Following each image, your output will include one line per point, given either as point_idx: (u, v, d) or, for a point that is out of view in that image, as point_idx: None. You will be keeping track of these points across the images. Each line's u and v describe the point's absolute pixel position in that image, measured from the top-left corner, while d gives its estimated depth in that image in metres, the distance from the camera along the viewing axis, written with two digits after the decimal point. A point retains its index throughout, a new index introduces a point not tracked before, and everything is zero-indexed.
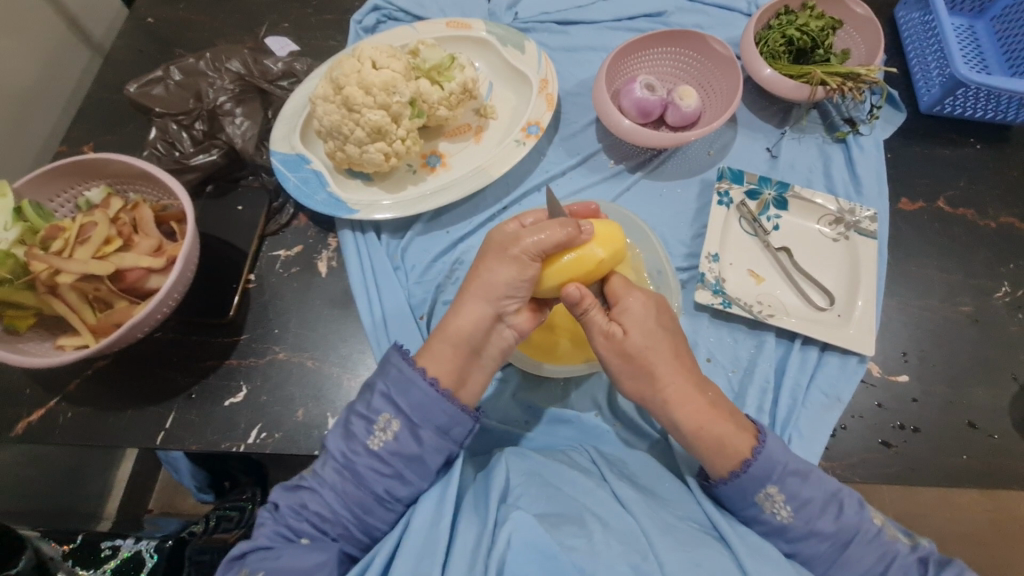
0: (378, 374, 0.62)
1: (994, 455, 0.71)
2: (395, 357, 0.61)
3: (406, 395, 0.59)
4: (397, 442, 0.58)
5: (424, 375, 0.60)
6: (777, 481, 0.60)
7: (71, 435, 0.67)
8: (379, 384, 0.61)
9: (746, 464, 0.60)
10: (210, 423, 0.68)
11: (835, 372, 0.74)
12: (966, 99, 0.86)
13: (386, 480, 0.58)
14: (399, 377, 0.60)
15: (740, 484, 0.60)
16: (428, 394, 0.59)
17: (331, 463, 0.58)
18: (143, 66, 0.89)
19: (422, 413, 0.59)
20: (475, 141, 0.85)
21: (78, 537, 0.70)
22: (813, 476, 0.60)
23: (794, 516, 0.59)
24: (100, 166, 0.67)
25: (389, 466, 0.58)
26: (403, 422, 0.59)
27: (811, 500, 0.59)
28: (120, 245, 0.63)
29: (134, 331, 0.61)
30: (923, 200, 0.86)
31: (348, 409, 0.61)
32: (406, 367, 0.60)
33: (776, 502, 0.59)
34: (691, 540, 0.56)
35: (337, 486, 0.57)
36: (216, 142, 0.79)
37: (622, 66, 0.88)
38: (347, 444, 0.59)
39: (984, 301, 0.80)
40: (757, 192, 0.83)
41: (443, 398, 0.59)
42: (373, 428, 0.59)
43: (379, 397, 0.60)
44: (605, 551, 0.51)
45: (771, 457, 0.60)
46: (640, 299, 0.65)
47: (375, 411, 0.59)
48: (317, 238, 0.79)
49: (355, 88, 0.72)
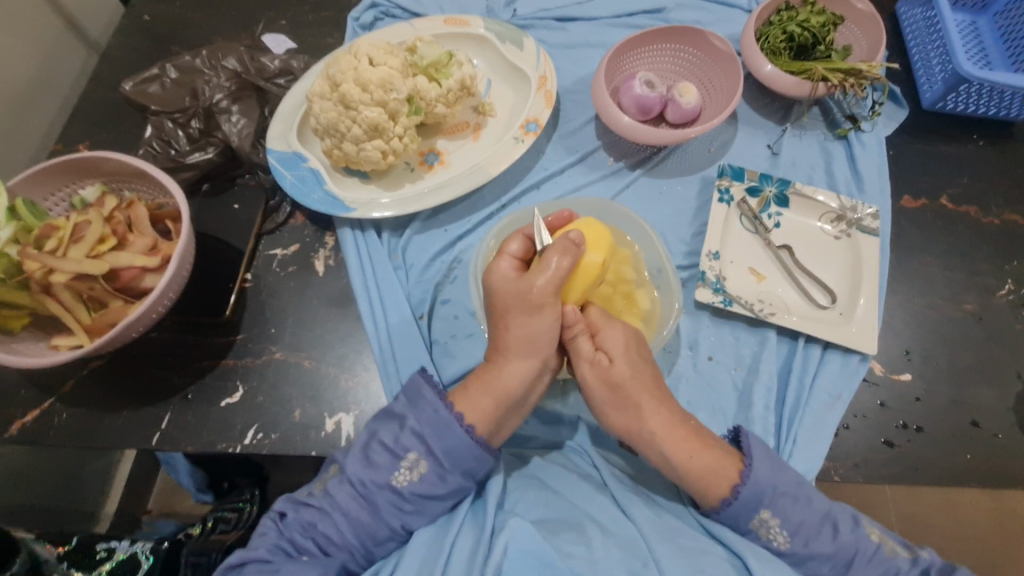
0: (410, 405, 0.59)
1: (998, 455, 0.70)
2: (429, 393, 0.59)
3: (439, 436, 0.58)
4: (422, 483, 0.57)
5: (462, 420, 0.58)
6: (769, 506, 0.59)
7: (67, 436, 0.66)
8: (413, 417, 0.59)
9: (736, 491, 0.59)
10: (207, 423, 0.67)
11: (837, 371, 0.74)
12: (969, 95, 0.85)
13: (404, 516, 0.57)
14: (433, 418, 0.58)
15: (732, 513, 0.59)
16: (463, 440, 0.58)
17: (348, 488, 0.57)
18: (139, 64, 0.88)
19: (453, 459, 0.58)
20: (473, 139, 0.85)
21: (73, 539, 0.68)
22: (804, 498, 0.59)
23: (791, 542, 0.58)
24: (95, 164, 0.67)
25: (409, 503, 0.57)
26: (430, 463, 0.57)
27: (806, 522, 0.59)
28: (114, 244, 0.62)
29: (129, 330, 0.61)
30: (925, 197, 0.85)
31: (373, 435, 0.59)
32: (443, 409, 0.58)
33: (772, 528, 0.59)
34: (692, 546, 0.56)
35: (352, 514, 0.56)
36: (213, 140, 0.78)
37: (622, 62, 0.88)
38: (370, 473, 0.57)
39: (987, 299, 0.79)
40: (758, 189, 0.82)
41: (476, 445, 0.58)
42: (399, 465, 0.57)
43: (409, 433, 0.58)
44: (604, 559, 0.51)
45: (759, 482, 0.59)
46: (620, 329, 0.66)
47: (403, 447, 0.58)
48: (314, 237, 0.79)
49: (352, 85, 0.71)
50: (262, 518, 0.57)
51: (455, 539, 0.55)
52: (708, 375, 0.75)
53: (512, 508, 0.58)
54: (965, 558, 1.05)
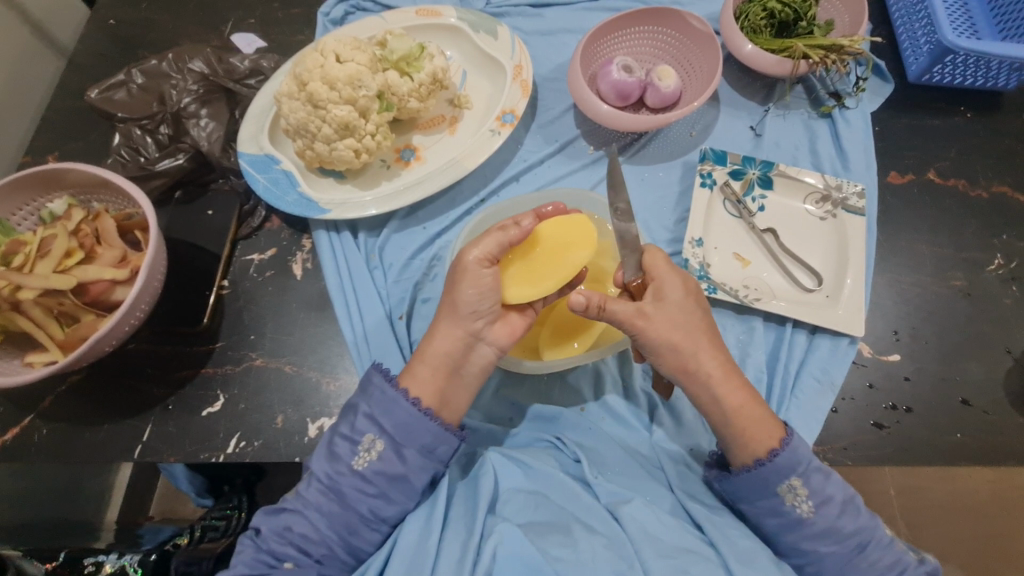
0: (361, 393, 0.60)
1: (990, 433, 0.69)
2: (378, 378, 0.59)
3: (390, 416, 0.58)
4: (381, 462, 0.57)
5: (407, 396, 0.58)
6: (801, 475, 0.58)
7: (48, 453, 0.66)
8: (363, 402, 0.59)
9: (773, 453, 0.58)
10: (188, 433, 0.67)
11: (827, 356, 0.73)
12: (955, 66, 0.83)
13: (369, 500, 0.56)
14: (382, 399, 0.58)
15: (764, 474, 0.58)
16: (412, 414, 0.58)
17: (316, 484, 0.57)
18: (107, 70, 0.87)
19: (408, 434, 0.57)
20: (450, 133, 0.83)
21: (61, 555, 0.65)
22: (834, 475, 0.59)
23: (815, 511, 0.57)
24: (59, 176, 0.65)
25: (372, 485, 0.56)
26: (387, 441, 0.57)
27: (832, 499, 0.58)
28: (82, 258, 0.61)
29: (102, 344, 0.60)
30: (912, 172, 0.84)
31: (333, 429, 0.59)
32: (390, 389, 0.58)
33: (798, 495, 0.58)
34: (677, 546, 0.55)
35: (324, 509, 0.56)
36: (181, 146, 0.76)
37: (599, 48, 0.86)
38: (332, 464, 0.57)
39: (977, 274, 0.78)
40: (741, 172, 0.80)
41: (427, 418, 0.58)
42: (358, 449, 0.57)
43: (361, 417, 0.58)
44: (591, 560, 0.51)
45: (797, 452, 0.58)
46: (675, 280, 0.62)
47: (359, 432, 0.57)
48: (291, 239, 0.78)
49: (319, 84, 0.70)
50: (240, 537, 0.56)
51: (441, 543, 0.54)
52: None
53: (501, 512, 0.57)
54: (961, 531, 1.05)
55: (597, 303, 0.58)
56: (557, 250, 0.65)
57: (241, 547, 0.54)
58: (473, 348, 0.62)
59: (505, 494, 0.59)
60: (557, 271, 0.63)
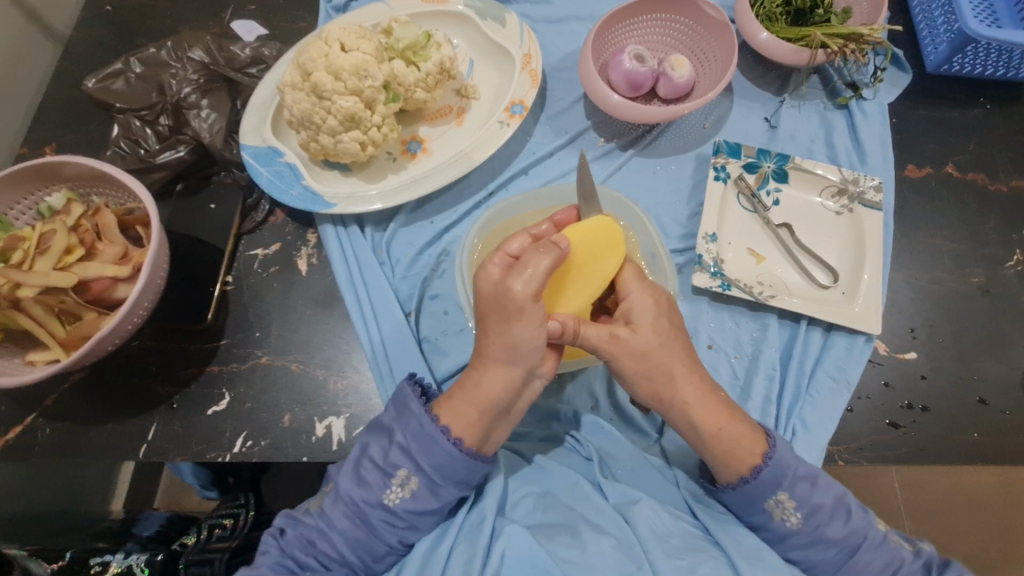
0: (398, 418, 0.57)
1: (1005, 432, 0.68)
2: (416, 406, 0.57)
3: (428, 453, 0.55)
4: (414, 500, 0.55)
5: (447, 434, 0.55)
6: (786, 488, 0.57)
7: (52, 452, 0.65)
8: (400, 430, 0.56)
9: (757, 470, 0.57)
10: (195, 432, 0.66)
11: (842, 354, 0.71)
12: (976, 56, 0.81)
13: (398, 531, 0.55)
14: (420, 434, 0.55)
15: (749, 491, 0.58)
16: (451, 455, 0.55)
17: (342, 505, 0.55)
18: (104, 58, 0.84)
19: (444, 473, 0.55)
20: (457, 124, 0.81)
21: (67, 554, 0.64)
22: (821, 481, 0.58)
23: (803, 523, 0.56)
24: (57, 170, 0.64)
25: (402, 519, 0.55)
26: (421, 479, 0.55)
27: (821, 507, 0.57)
28: (82, 254, 0.60)
29: (104, 343, 0.58)
30: (930, 165, 0.82)
31: (363, 450, 0.58)
32: (429, 424, 0.55)
33: (786, 508, 0.57)
34: (684, 546, 0.54)
35: (348, 534, 0.55)
36: (182, 138, 0.75)
37: (610, 36, 0.83)
38: (361, 490, 0.55)
39: (995, 270, 0.76)
40: (755, 165, 0.78)
41: (467, 458, 0.55)
42: (390, 482, 0.55)
43: (396, 449, 0.56)
44: (598, 562, 0.51)
45: (781, 464, 0.57)
46: (651, 293, 0.62)
47: (393, 465, 0.55)
48: (296, 234, 0.76)
49: (324, 74, 0.68)
50: (262, 535, 0.56)
51: (451, 553, 0.54)
52: (709, 363, 0.73)
53: (510, 514, 0.57)
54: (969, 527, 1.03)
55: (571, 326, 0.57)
56: (586, 261, 0.61)
57: (265, 547, 0.54)
58: (526, 382, 0.58)
59: (514, 496, 0.59)
60: (592, 288, 0.61)
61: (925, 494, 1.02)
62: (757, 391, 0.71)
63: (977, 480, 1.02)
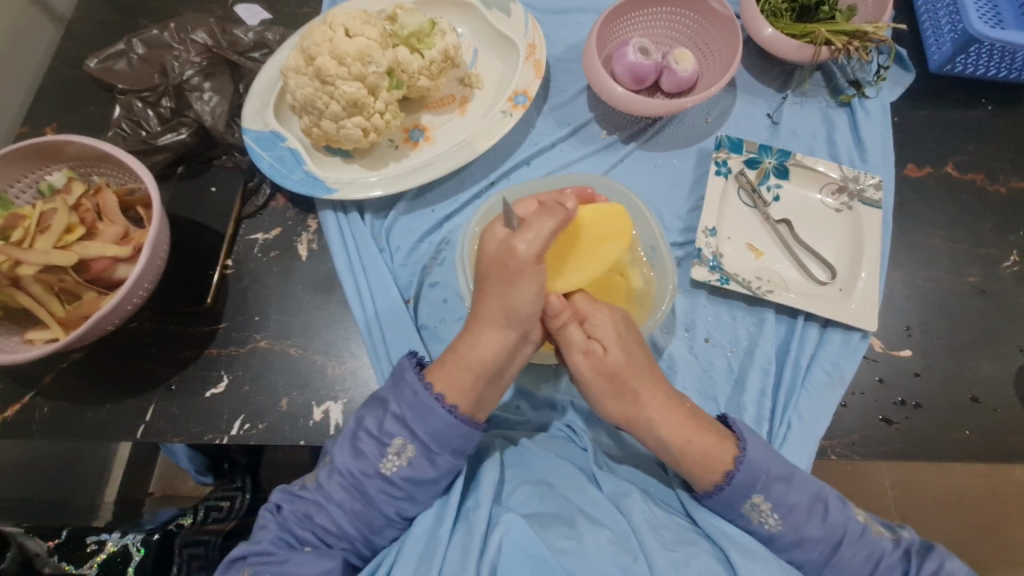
0: (394, 389, 0.57)
1: (997, 430, 0.69)
2: (411, 375, 0.57)
3: (423, 421, 0.56)
4: (411, 467, 0.56)
5: (441, 400, 0.56)
6: (761, 490, 0.57)
7: (51, 430, 0.65)
8: (394, 400, 0.57)
9: (729, 477, 0.58)
10: (192, 415, 0.66)
11: (837, 350, 0.72)
12: (978, 57, 0.81)
13: (396, 502, 0.56)
14: (415, 401, 0.56)
15: (727, 496, 0.58)
16: (446, 422, 0.56)
17: (337, 478, 0.55)
18: (105, 39, 0.84)
19: (440, 440, 0.56)
20: (460, 113, 0.81)
21: (63, 531, 0.65)
22: (796, 479, 0.58)
23: (782, 523, 0.57)
24: (59, 149, 0.63)
25: (400, 489, 0.56)
26: (418, 448, 0.55)
27: (796, 507, 0.57)
28: (83, 233, 0.60)
29: (103, 323, 0.58)
30: (930, 165, 0.82)
31: (359, 422, 0.58)
32: (423, 392, 0.56)
33: (763, 511, 0.58)
34: (677, 538, 0.55)
35: (346, 505, 0.55)
36: (184, 120, 0.74)
37: (615, 28, 0.83)
38: (356, 462, 0.56)
39: (991, 270, 0.77)
40: (757, 160, 0.79)
41: (462, 424, 0.56)
42: (386, 452, 0.56)
43: (391, 419, 0.56)
44: (595, 554, 0.51)
45: (752, 465, 0.58)
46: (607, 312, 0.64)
47: (388, 434, 0.56)
48: (296, 220, 0.76)
49: (327, 59, 0.67)
50: (260, 510, 0.56)
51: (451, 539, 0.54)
52: (705, 356, 0.74)
53: (507, 502, 0.58)
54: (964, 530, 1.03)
55: (566, 316, 0.61)
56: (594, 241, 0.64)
57: (264, 523, 0.54)
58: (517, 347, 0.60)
59: (509, 487, 0.59)
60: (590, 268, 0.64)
61: (916, 493, 1.02)
62: (752, 384, 0.72)
63: (967, 481, 1.02)
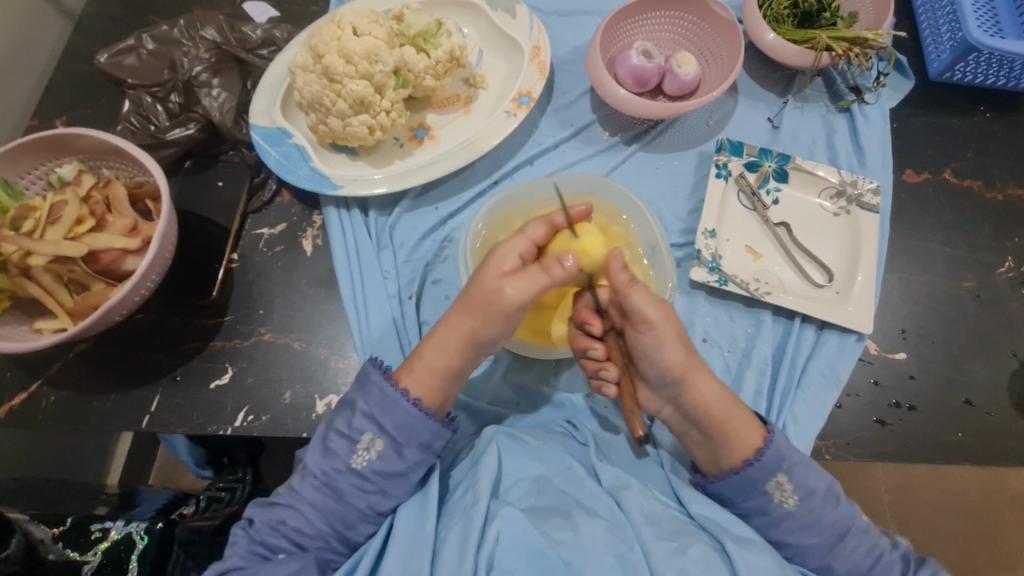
0: (359, 389, 0.59)
1: (990, 433, 0.70)
2: (376, 374, 0.59)
3: (390, 415, 0.58)
4: (381, 461, 0.57)
5: (407, 395, 0.59)
6: (786, 471, 0.59)
7: (57, 419, 0.66)
8: (360, 399, 0.59)
9: (761, 452, 0.60)
10: (196, 406, 0.67)
11: (833, 353, 0.73)
12: (978, 65, 0.82)
13: (368, 496, 0.57)
14: (381, 398, 0.58)
15: (751, 474, 0.59)
16: (412, 415, 0.58)
17: (309, 479, 0.57)
18: (115, 35, 0.85)
19: (407, 433, 0.58)
20: (464, 113, 0.82)
21: (68, 519, 0.66)
22: (816, 467, 0.60)
23: (799, 505, 0.59)
24: (70, 142, 0.64)
25: (372, 483, 0.57)
26: (386, 441, 0.57)
27: (816, 491, 0.59)
28: (93, 225, 0.61)
29: (111, 313, 0.59)
30: (928, 171, 0.83)
31: (328, 424, 0.59)
32: (389, 388, 0.58)
33: (785, 490, 0.59)
34: (675, 530, 0.56)
35: (319, 504, 0.56)
36: (193, 115, 0.76)
37: (619, 31, 0.84)
38: (327, 461, 0.57)
39: (987, 276, 0.78)
40: (757, 164, 0.80)
41: (426, 416, 0.58)
42: (356, 448, 0.57)
43: (359, 415, 0.58)
44: (592, 544, 0.53)
45: (782, 449, 0.60)
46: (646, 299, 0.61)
47: (358, 430, 0.57)
48: (301, 216, 0.77)
49: (335, 57, 0.68)
50: (233, 526, 0.57)
51: (440, 533, 0.55)
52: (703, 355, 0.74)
53: (505, 496, 0.58)
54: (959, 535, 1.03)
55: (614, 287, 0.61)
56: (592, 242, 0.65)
57: (233, 538, 0.55)
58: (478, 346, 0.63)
59: (508, 480, 0.60)
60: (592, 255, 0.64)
61: (911, 497, 1.02)
62: (748, 384, 0.73)
63: (962, 485, 1.03)
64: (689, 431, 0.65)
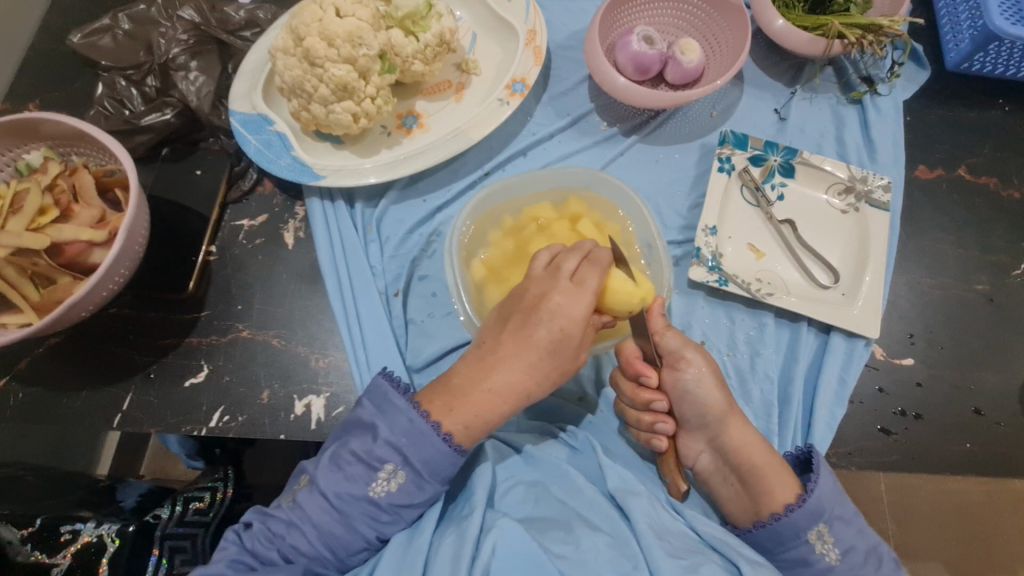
0: (381, 414, 0.55)
1: (1000, 444, 0.67)
2: (401, 400, 0.55)
3: (418, 448, 0.53)
4: (401, 494, 0.53)
5: (438, 429, 0.54)
6: (828, 521, 0.56)
7: (23, 417, 0.64)
8: (384, 426, 0.54)
9: (802, 498, 0.57)
10: (170, 405, 0.64)
11: (841, 361, 0.70)
12: (998, 54, 0.78)
13: (379, 526, 0.54)
14: (410, 429, 0.54)
15: (793, 522, 0.56)
16: (441, 451, 0.54)
17: (319, 499, 0.52)
18: (93, 13, 0.81)
19: (433, 467, 0.54)
20: (455, 100, 0.78)
21: (38, 520, 0.58)
22: (858, 522, 0.57)
23: (842, 560, 0.55)
24: (36, 127, 0.61)
25: (386, 513, 0.54)
26: (409, 474, 0.53)
27: (856, 547, 0.56)
28: (56, 216, 0.58)
29: (76, 309, 0.56)
30: (942, 167, 0.79)
31: (343, 443, 0.55)
32: (418, 418, 0.54)
33: (827, 542, 0.56)
34: (685, 547, 0.54)
35: (322, 527, 0.52)
36: (169, 100, 0.72)
37: (620, 16, 0.80)
38: (342, 484, 0.53)
39: (1001, 278, 0.74)
40: (762, 158, 0.76)
41: (456, 454, 0.54)
42: (376, 475, 0.53)
43: (382, 444, 0.53)
44: (594, 559, 0.49)
45: (825, 503, 0.56)
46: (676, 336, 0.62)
47: (380, 459, 0.53)
48: (283, 207, 0.74)
49: (316, 39, 0.65)
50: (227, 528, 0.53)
51: (434, 541, 0.53)
52: None
53: (500, 504, 0.56)
54: None
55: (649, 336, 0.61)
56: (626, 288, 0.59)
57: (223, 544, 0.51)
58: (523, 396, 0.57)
59: (503, 486, 0.58)
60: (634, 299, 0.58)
61: None
62: (746, 389, 0.70)
63: None
64: (722, 471, 0.62)
